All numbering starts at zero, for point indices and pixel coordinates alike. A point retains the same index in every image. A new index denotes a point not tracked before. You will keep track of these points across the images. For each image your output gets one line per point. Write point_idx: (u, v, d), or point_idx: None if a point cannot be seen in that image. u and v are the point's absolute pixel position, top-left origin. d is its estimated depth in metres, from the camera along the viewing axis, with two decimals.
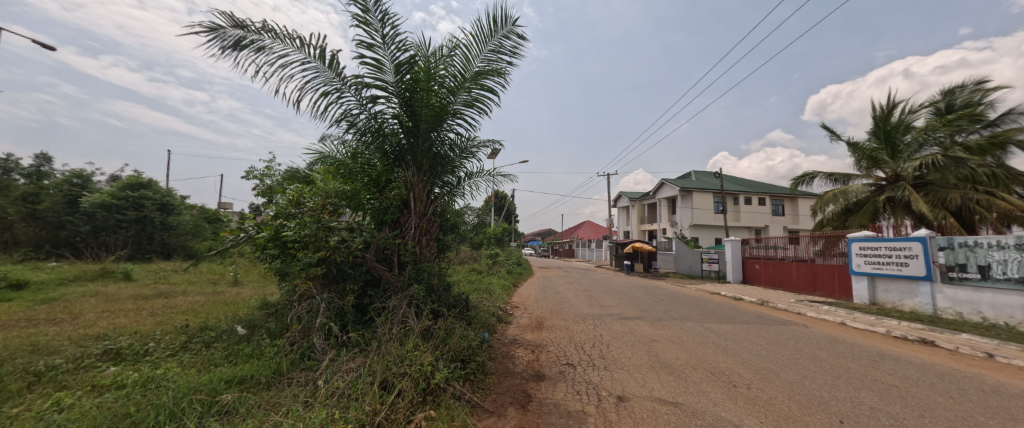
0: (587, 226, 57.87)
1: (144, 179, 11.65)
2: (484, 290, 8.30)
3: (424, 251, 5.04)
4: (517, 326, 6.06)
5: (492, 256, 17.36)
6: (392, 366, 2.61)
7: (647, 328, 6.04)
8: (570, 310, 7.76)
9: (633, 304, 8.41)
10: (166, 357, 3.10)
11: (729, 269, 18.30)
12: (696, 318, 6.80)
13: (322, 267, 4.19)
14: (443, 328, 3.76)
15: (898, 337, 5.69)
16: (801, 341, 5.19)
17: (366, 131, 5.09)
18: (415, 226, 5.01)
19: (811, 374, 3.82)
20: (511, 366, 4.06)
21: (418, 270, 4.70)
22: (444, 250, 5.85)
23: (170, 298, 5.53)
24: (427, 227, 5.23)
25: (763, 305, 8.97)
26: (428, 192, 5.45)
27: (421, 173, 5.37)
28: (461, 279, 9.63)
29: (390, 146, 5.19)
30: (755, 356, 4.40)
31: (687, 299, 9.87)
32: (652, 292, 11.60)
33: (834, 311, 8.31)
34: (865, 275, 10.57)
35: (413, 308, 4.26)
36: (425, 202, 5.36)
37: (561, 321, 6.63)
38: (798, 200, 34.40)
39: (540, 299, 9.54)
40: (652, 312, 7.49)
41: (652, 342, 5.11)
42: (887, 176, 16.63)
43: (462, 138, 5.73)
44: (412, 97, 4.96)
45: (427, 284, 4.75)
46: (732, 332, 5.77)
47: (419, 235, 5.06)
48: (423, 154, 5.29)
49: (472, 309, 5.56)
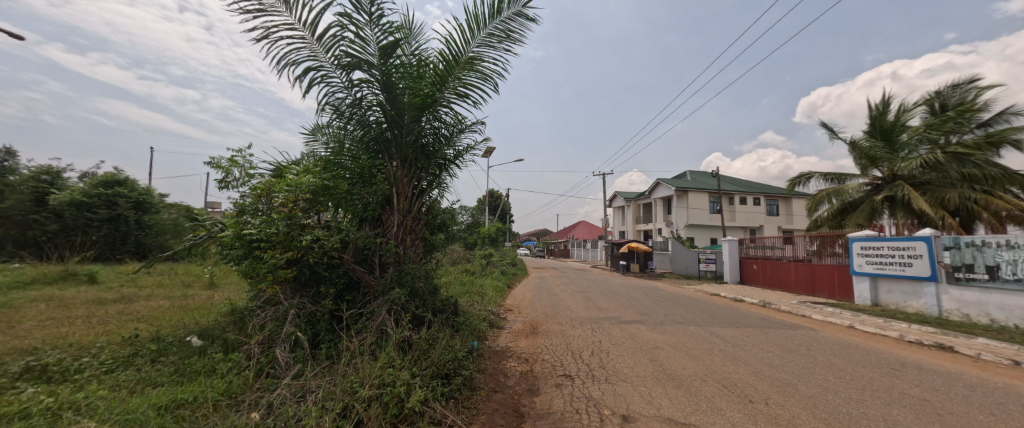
0: (582, 227, 57.69)
1: (120, 175, 11.06)
2: (476, 293, 7.90)
3: (408, 252, 4.62)
4: (511, 332, 5.69)
5: (486, 256, 16.96)
6: (357, 390, 2.20)
7: (649, 334, 5.68)
8: (566, 313, 7.39)
9: (632, 307, 8.06)
10: (99, 375, 2.66)
11: (727, 269, 18.05)
12: (699, 322, 6.47)
13: (292, 269, 3.75)
14: (427, 338, 3.36)
15: (912, 341, 5.38)
16: (814, 348, 4.84)
17: (349, 118, 4.66)
18: (399, 224, 4.58)
19: (834, 387, 3.46)
20: (502, 378, 3.67)
21: (400, 272, 4.27)
22: (431, 251, 5.42)
23: (131, 304, 5.05)
24: (412, 225, 4.80)
25: (765, 307, 8.67)
26: (413, 187, 5.04)
27: (406, 166, 4.97)
28: (452, 281, 9.23)
29: (374, 137, 4.78)
30: (769, 366, 4.06)
31: (687, 300, 9.54)
32: (650, 293, 11.25)
33: (838, 312, 8.03)
34: (866, 275, 10.32)
35: (394, 315, 3.84)
36: (410, 198, 4.95)
37: (558, 326, 6.28)
38: (793, 200, 34.40)
39: (535, 301, 9.18)
40: (653, 315, 7.14)
41: (657, 350, 4.74)
42: (884, 175, 16.48)
43: (451, 130, 5.33)
44: (399, 84, 4.54)
45: (411, 288, 4.31)
46: (738, 338, 5.44)
47: (404, 233, 4.64)
48: (408, 146, 4.89)
49: (462, 314, 5.16)
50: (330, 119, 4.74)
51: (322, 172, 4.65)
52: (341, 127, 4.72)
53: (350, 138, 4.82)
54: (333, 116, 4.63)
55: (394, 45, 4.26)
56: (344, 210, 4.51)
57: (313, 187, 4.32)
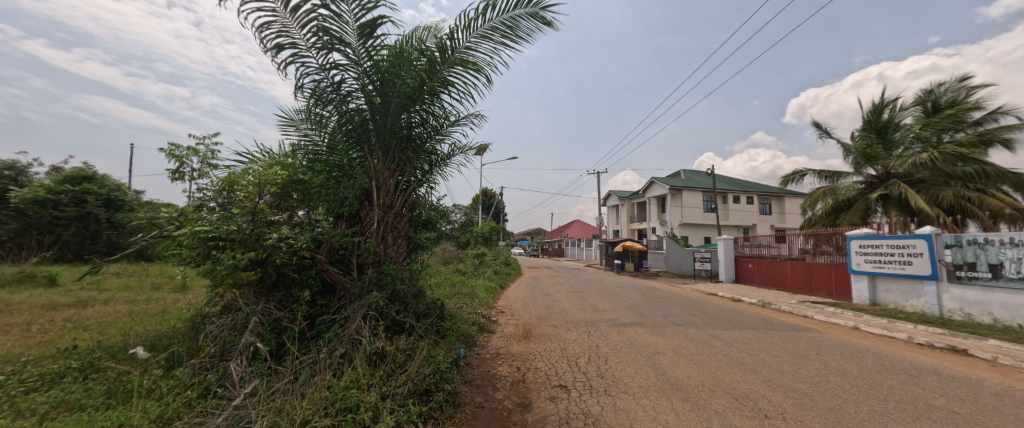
0: (576, 226, 57.53)
1: (89, 171, 10.58)
2: (466, 294, 7.52)
3: (390, 251, 4.25)
4: (502, 337, 5.35)
5: (478, 256, 16.60)
6: (313, 418, 1.84)
7: (649, 338, 5.37)
8: (561, 315, 7.07)
9: (628, 308, 7.76)
10: (13, 398, 2.27)
11: (722, 268, 17.89)
12: (701, 324, 6.18)
13: (256, 271, 3.37)
14: (405, 348, 2.98)
15: (922, 344, 5.13)
16: (822, 352, 4.58)
17: (325, 105, 4.26)
18: (379, 221, 4.19)
19: (852, 397, 3.18)
20: (491, 391, 3.31)
21: (379, 273, 3.90)
22: (415, 250, 5.04)
23: (85, 309, 4.61)
24: (394, 222, 4.40)
25: (764, 307, 8.44)
26: (396, 181, 4.67)
27: (388, 159, 4.60)
28: (441, 283, 8.85)
29: (354, 126, 4.39)
30: (779, 373, 3.77)
31: (684, 301, 9.28)
32: (646, 293, 11.00)
33: (839, 312, 7.81)
34: (865, 274, 10.12)
35: (370, 320, 3.47)
36: (393, 193, 4.58)
37: (552, 328, 5.96)
38: (785, 199, 34.47)
39: (528, 302, 8.86)
40: (651, 316, 6.84)
41: (657, 356, 4.43)
42: (878, 174, 16.38)
43: (438, 121, 4.95)
44: (382, 69, 4.14)
45: (391, 290, 3.93)
46: (742, 341, 5.15)
47: (385, 230, 4.24)
48: (391, 137, 4.50)
49: (449, 318, 4.80)
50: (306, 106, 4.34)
51: (296, 164, 4.24)
52: (317, 114, 4.32)
53: (328, 126, 4.43)
54: (309, 102, 4.22)
55: (375, 23, 3.87)
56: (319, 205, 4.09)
57: (284, 180, 3.93)
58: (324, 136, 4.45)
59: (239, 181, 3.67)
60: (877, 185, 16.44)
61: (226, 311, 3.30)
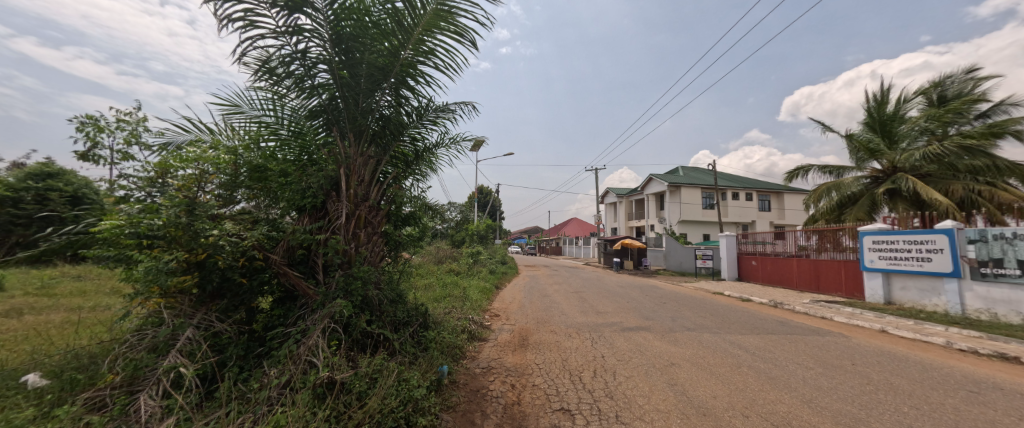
0: (575, 224, 57.00)
1: (55, 168, 9.99)
2: (458, 296, 6.94)
3: (362, 251, 3.65)
4: (495, 345, 4.77)
5: (474, 254, 16.01)
6: None
7: (662, 345, 4.80)
8: (561, 319, 6.51)
9: (633, 310, 7.19)
10: None
11: (724, 265, 17.36)
12: (716, 329, 5.61)
13: (190, 275, 2.78)
14: (369, 375, 2.39)
15: (965, 350, 4.58)
16: (858, 363, 4.04)
17: (286, 80, 3.69)
18: (349, 215, 3.61)
19: (916, 423, 2.63)
20: (479, 418, 2.72)
21: (348, 277, 3.30)
22: (396, 249, 4.43)
23: (11, 320, 3.97)
24: (368, 217, 3.80)
25: (777, 307, 7.90)
26: (370, 169, 4.10)
27: (360, 143, 4.03)
28: (432, 285, 8.26)
29: (320, 103, 3.84)
30: (819, 392, 3.21)
31: (690, 301, 8.73)
32: (650, 293, 10.45)
33: (859, 313, 7.28)
34: (879, 271, 9.61)
35: (332, 334, 2.88)
36: (367, 183, 4.01)
37: (551, 335, 5.39)
38: (785, 195, 34.02)
39: (525, 303, 8.31)
40: (658, 320, 6.29)
41: (672, 369, 3.86)
42: (884, 168, 15.85)
43: (419, 102, 4.39)
44: (350, 35, 3.61)
45: (362, 296, 3.34)
46: (765, 349, 4.58)
47: (355, 226, 3.65)
48: (363, 117, 3.93)
49: (434, 326, 4.21)
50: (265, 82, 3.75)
51: (253, 150, 3.65)
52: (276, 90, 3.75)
53: (292, 105, 3.86)
54: (266, 76, 3.63)
55: None
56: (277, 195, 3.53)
57: (233, 168, 3.35)
58: (286, 116, 3.88)
59: (176, 166, 3.08)
60: (883, 179, 15.91)
61: (151, 327, 2.68)
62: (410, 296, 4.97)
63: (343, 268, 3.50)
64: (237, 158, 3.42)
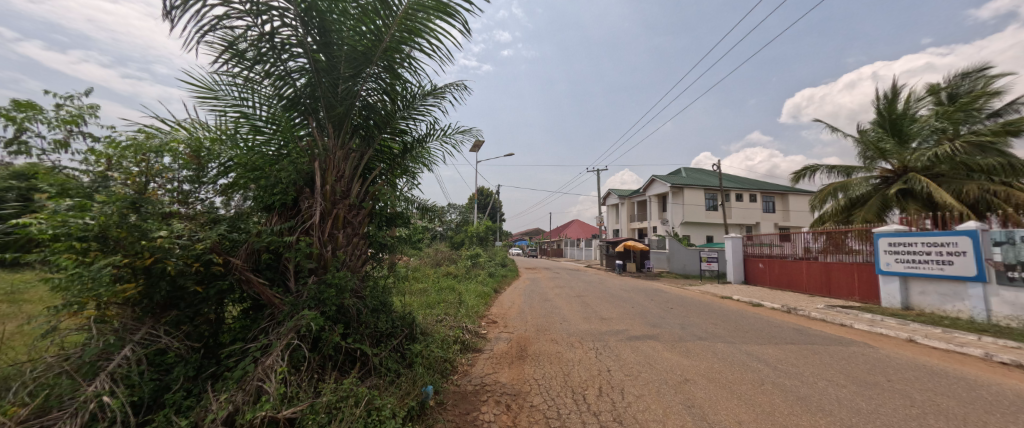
0: (576, 226, 56.59)
1: None
2: (453, 301, 6.55)
3: (340, 254, 3.25)
4: (491, 358, 4.38)
5: (472, 257, 15.63)
6: None
7: (674, 358, 4.39)
8: (562, 326, 6.13)
9: (639, 316, 6.80)
10: None
11: (730, 268, 16.90)
12: (731, 338, 5.19)
13: (134, 284, 2.41)
14: (330, 407, 2.03)
15: (1007, 363, 4.17)
16: (895, 379, 3.63)
17: (257, 64, 3.32)
18: (325, 213, 3.23)
19: None
20: None
21: (320, 284, 2.91)
22: (383, 251, 4.03)
23: None
24: (348, 216, 3.41)
25: (791, 313, 7.50)
26: (353, 164, 3.73)
27: (340, 135, 3.68)
28: (426, 289, 7.86)
29: (296, 90, 3.48)
30: (860, 416, 2.81)
31: (698, 306, 8.31)
32: (655, 297, 10.02)
33: (880, 320, 6.85)
34: (895, 275, 9.17)
35: (294, 353, 2.49)
36: (348, 178, 3.63)
37: (552, 345, 5.01)
38: (789, 197, 33.62)
39: (524, 308, 7.93)
40: (666, 327, 5.90)
41: (688, 386, 3.45)
42: (894, 168, 15.38)
43: (405, 90, 4.02)
44: (326, 15, 3.24)
45: (336, 305, 2.95)
46: (787, 362, 4.17)
47: (332, 227, 3.26)
48: (343, 107, 3.57)
49: (422, 337, 3.82)
50: (234, 66, 3.37)
51: (220, 142, 3.28)
52: (247, 76, 3.37)
53: (265, 92, 3.50)
54: (234, 59, 3.24)
55: None
56: (248, 190, 3.21)
57: (194, 162, 2.98)
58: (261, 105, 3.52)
59: (126, 156, 2.70)
60: (893, 180, 15.43)
61: (74, 347, 2.28)
62: (397, 303, 4.59)
63: (318, 272, 3.13)
64: (199, 150, 3.05)
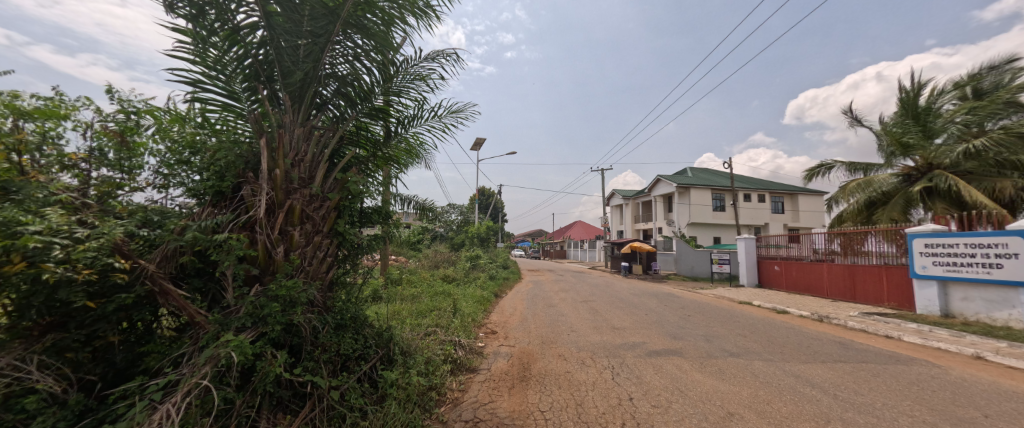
0: (580, 227, 55.86)
1: None
2: (447, 309, 5.85)
3: (294, 258, 2.56)
4: (490, 379, 3.68)
5: (472, 259, 14.97)
6: None
7: (710, 382, 3.63)
8: (570, 337, 5.43)
9: (655, 326, 6.08)
10: None
11: (742, 271, 16.10)
12: (769, 355, 4.45)
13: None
14: None
15: None
16: (993, 415, 2.89)
17: (197, 17, 2.61)
18: (277, 205, 2.56)
19: None
20: None
21: (261, 297, 2.23)
22: (357, 253, 3.33)
23: None
24: (307, 208, 2.72)
25: (823, 323, 6.75)
26: (320, 146, 3.08)
27: (303, 112, 3.01)
28: (419, 295, 7.18)
29: (249, 52, 2.78)
30: None
31: (718, 313, 7.58)
32: (668, 302, 9.28)
33: (928, 331, 6.09)
34: (933, 279, 8.38)
35: (204, 399, 1.79)
36: (312, 165, 2.97)
37: (561, 362, 4.32)
38: (799, 197, 32.77)
39: (527, 316, 7.24)
40: (689, 340, 5.18)
41: (735, 425, 2.71)
42: (918, 165, 14.51)
43: (385, 59, 3.30)
44: None
45: (283, 325, 2.26)
46: (847, 389, 3.43)
47: (285, 222, 2.57)
48: (305, 75, 2.89)
49: (401, 359, 3.11)
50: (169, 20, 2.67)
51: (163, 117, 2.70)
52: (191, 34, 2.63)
53: (218, 56, 2.75)
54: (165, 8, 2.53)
55: None
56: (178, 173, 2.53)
57: (120, 141, 2.49)
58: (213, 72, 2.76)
59: (24, 119, 2.21)
60: (917, 177, 14.57)
61: None
62: (377, 316, 3.89)
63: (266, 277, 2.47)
64: (126, 128, 2.56)
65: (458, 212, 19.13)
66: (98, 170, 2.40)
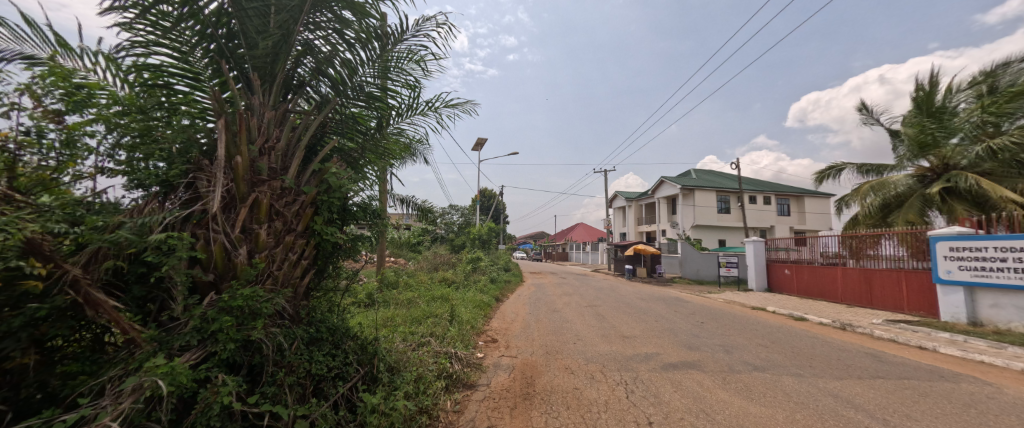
0: (582, 229, 55.36)
1: None
2: (444, 316, 5.44)
3: (260, 260, 2.20)
4: (491, 398, 3.26)
5: (473, 261, 14.54)
6: None
7: (739, 403, 3.21)
8: (578, 347, 5.01)
9: (668, 335, 5.65)
10: None
11: (751, 274, 15.63)
12: (798, 370, 4.03)
13: None
14: None
15: None
16: None
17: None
18: (237, 199, 2.19)
19: None
20: None
21: (212, 309, 1.84)
22: (338, 256, 2.96)
23: None
24: (274, 202, 2.34)
25: (847, 331, 6.31)
26: (300, 135, 2.70)
27: (278, 96, 2.62)
28: (415, 300, 6.80)
29: (212, 28, 2.38)
30: None
31: (732, 320, 7.15)
32: (677, 307, 8.86)
33: (963, 341, 5.64)
34: (960, 285, 7.92)
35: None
36: (289, 157, 2.59)
37: (569, 376, 3.91)
38: (805, 199, 32.23)
39: (530, 322, 6.83)
40: (707, 351, 4.76)
41: None
42: (934, 165, 13.99)
43: (371, 37, 2.92)
44: None
45: (239, 342, 1.86)
46: (896, 412, 3.01)
47: (247, 218, 2.21)
48: (278, 55, 2.52)
49: (387, 377, 2.73)
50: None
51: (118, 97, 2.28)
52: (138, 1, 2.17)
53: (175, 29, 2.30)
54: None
55: None
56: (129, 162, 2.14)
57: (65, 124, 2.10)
58: (172, 45, 2.35)
59: None
60: (932, 178, 14.08)
61: None
62: (362, 328, 3.49)
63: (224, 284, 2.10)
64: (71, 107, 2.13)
65: (459, 213, 18.76)
66: (27, 154, 1.98)
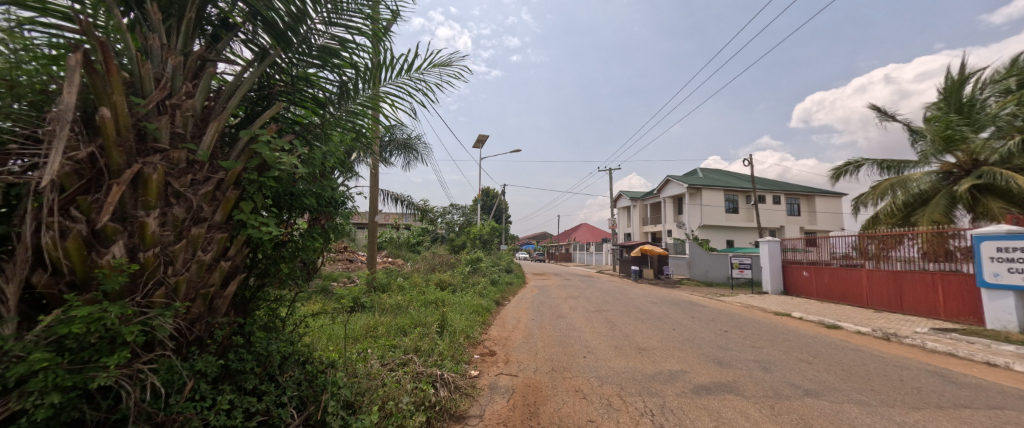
0: (586, 229, 54.56)
1: None
2: (433, 325, 4.74)
3: (146, 261, 1.53)
4: None
5: (472, 262, 13.86)
6: None
7: None
8: (590, 363, 4.31)
9: (692, 348, 4.92)
10: None
11: (766, 276, 14.81)
12: (861, 397, 3.31)
13: None
14: None
15: None
16: None
17: None
18: (108, 172, 1.52)
19: None
20: None
21: (25, 343, 1.16)
22: (287, 259, 2.24)
23: None
24: (171, 180, 1.66)
25: (893, 343, 5.56)
26: (227, 95, 2.08)
27: (195, 44, 1.98)
28: (405, 304, 6.13)
29: None
30: None
31: (759, 328, 6.41)
32: (693, 313, 8.11)
33: None
34: (1010, 290, 7.12)
35: None
36: (206, 121, 1.94)
37: (582, 402, 3.22)
38: (816, 198, 31.31)
39: (533, 329, 6.14)
40: (744, 369, 4.03)
41: None
42: (961, 162, 12.90)
43: None
44: None
45: (74, 391, 1.20)
46: None
47: (123, 201, 1.54)
48: None
49: (338, 421, 2.01)
50: None
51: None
52: None
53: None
54: None
55: None
56: None
57: None
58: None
59: None
60: (958, 175, 13.18)
61: None
62: (320, 350, 2.78)
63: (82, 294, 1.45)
64: None
65: (459, 212, 18.15)
66: None
